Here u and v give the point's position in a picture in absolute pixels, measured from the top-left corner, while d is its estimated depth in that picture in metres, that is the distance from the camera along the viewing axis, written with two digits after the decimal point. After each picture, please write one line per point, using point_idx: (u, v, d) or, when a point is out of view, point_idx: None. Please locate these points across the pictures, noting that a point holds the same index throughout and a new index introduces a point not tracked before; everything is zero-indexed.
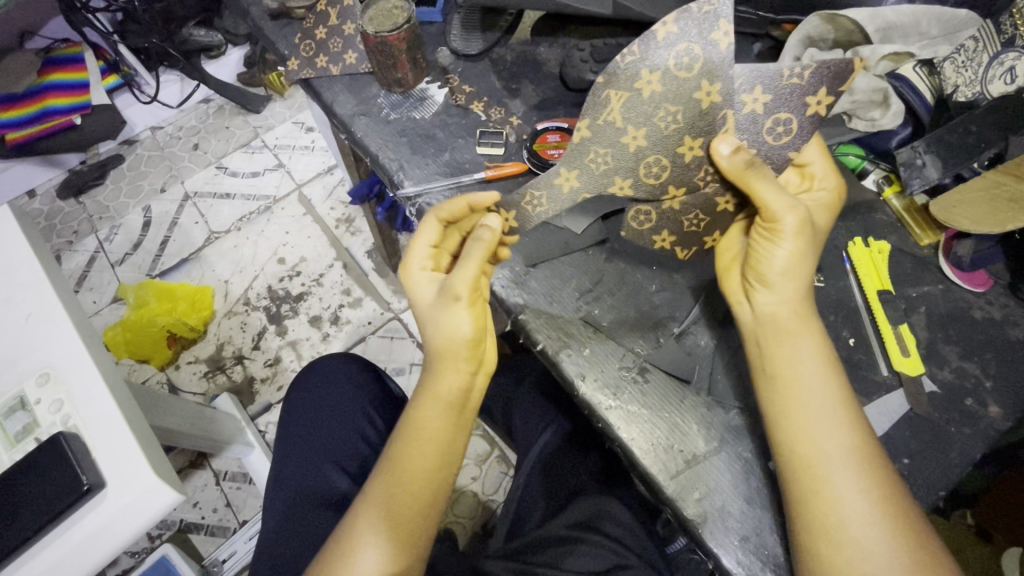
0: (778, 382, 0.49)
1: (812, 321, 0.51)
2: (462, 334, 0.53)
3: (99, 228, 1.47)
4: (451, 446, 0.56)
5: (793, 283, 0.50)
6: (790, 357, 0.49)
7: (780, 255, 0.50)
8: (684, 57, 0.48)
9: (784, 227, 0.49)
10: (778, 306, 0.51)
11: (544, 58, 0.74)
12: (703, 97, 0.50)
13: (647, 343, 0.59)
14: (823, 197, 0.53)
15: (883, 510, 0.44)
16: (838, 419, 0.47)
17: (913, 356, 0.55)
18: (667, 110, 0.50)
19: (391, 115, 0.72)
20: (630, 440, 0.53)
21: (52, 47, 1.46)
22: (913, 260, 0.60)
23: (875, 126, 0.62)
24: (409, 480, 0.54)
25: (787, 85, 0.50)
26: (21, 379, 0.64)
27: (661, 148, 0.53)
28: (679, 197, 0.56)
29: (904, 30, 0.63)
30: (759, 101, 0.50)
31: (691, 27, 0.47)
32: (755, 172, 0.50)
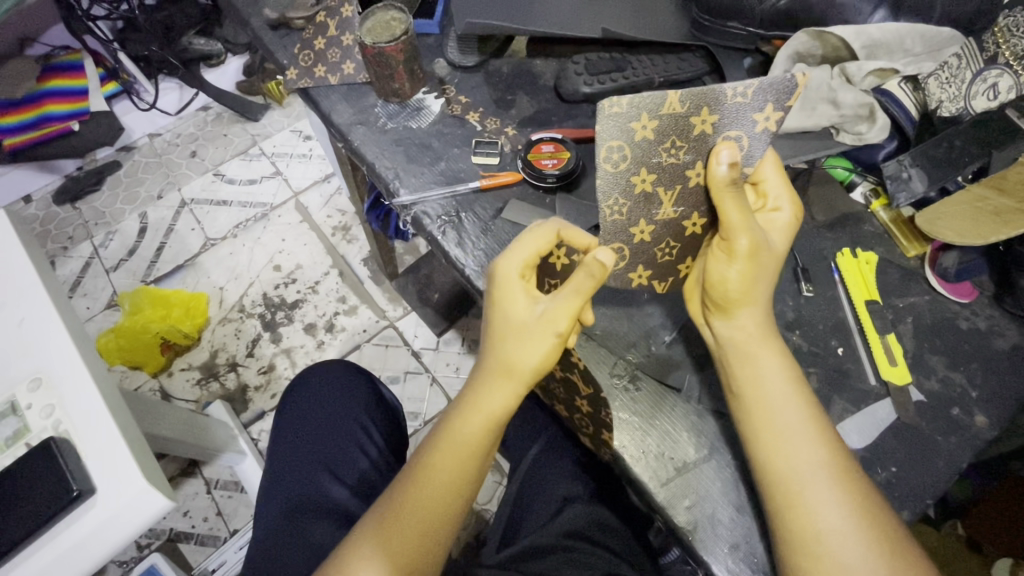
0: (747, 398, 0.50)
1: (772, 337, 0.51)
2: (537, 364, 0.50)
3: (94, 234, 1.47)
4: (468, 486, 0.53)
5: (748, 307, 0.51)
6: (751, 376, 0.50)
7: (733, 280, 0.50)
8: (643, 130, 0.50)
9: (735, 251, 0.50)
10: (737, 332, 0.51)
11: (539, 70, 0.76)
12: (647, 132, 0.51)
13: (639, 350, 0.59)
14: (782, 216, 0.53)
15: (860, 522, 0.44)
16: (810, 435, 0.47)
17: (901, 365, 0.56)
18: (635, 176, 0.53)
19: (388, 124, 0.73)
20: (621, 447, 0.53)
21: (52, 53, 1.45)
22: (901, 272, 0.61)
23: (862, 139, 0.62)
24: (418, 514, 0.51)
25: (734, 104, 0.51)
26: (13, 384, 0.64)
27: (617, 189, 0.53)
28: (648, 228, 0.56)
29: (889, 48, 0.64)
30: (708, 121, 0.51)
31: (642, 103, 0.49)
32: (733, 191, 0.50)
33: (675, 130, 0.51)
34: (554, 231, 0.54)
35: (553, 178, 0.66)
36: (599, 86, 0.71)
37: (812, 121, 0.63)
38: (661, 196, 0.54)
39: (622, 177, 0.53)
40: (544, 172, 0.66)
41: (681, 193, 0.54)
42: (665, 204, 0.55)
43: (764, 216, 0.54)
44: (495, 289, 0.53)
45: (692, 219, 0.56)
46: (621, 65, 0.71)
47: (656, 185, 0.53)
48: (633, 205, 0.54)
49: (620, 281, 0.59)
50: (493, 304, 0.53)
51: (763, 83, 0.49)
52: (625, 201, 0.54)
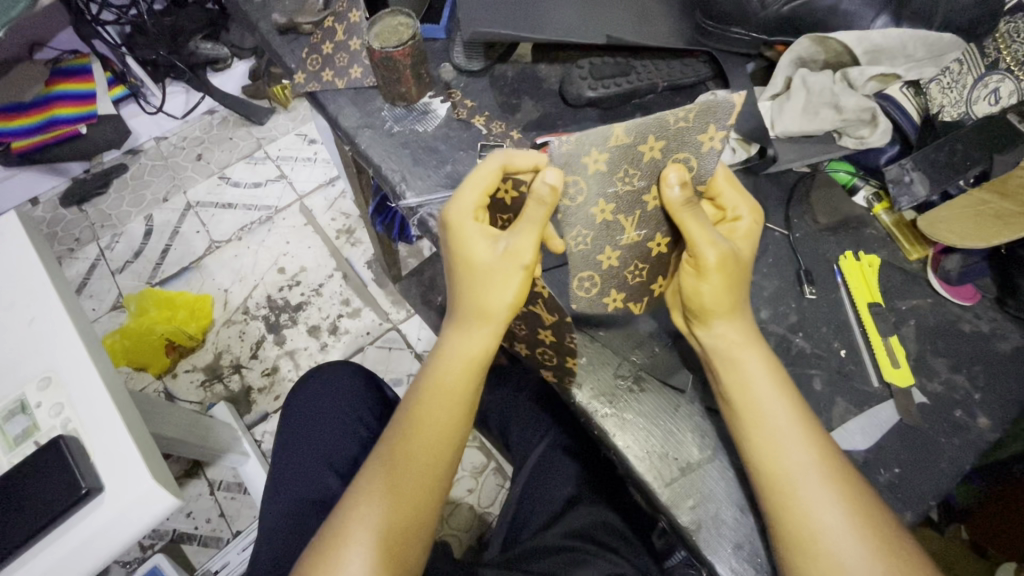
0: (737, 404, 0.50)
1: (755, 341, 0.52)
2: (507, 300, 0.52)
3: (100, 236, 1.49)
4: (456, 434, 0.55)
5: (727, 317, 0.51)
6: (739, 383, 0.50)
7: (707, 294, 0.51)
8: (596, 166, 0.51)
9: (705, 266, 0.50)
10: (720, 340, 0.52)
11: (544, 74, 0.77)
12: (598, 165, 0.51)
13: (643, 351, 0.60)
14: (743, 224, 0.54)
15: (857, 520, 0.45)
16: (801, 436, 0.48)
17: (903, 367, 0.56)
18: (598, 208, 0.54)
19: (394, 127, 0.74)
20: (625, 447, 0.54)
21: (60, 58, 1.47)
22: (903, 274, 0.62)
23: (864, 143, 0.63)
24: (409, 469, 0.52)
25: (678, 129, 0.50)
26: (22, 383, 0.65)
27: (580, 223, 0.55)
28: (615, 254, 0.57)
29: (891, 53, 0.64)
30: (656, 149, 0.51)
31: (590, 142, 0.50)
32: (690, 210, 0.51)
33: (626, 161, 0.52)
34: (498, 165, 0.52)
35: None
36: (604, 90, 0.71)
37: (814, 126, 0.63)
38: (623, 222, 0.55)
39: (582, 212, 0.54)
40: None
41: (642, 217, 0.55)
42: (628, 228, 0.56)
43: (726, 226, 0.56)
44: (452, 238, 0.53)
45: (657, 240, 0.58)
46: (626, 69, 0.72)
47: (615, 212, 0.54)
48: (596, 235, 0.55)
49: (599, 310, 0.60)
50: (455, 253, 0.54)
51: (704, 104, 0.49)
52: (588, 231, 0.55)
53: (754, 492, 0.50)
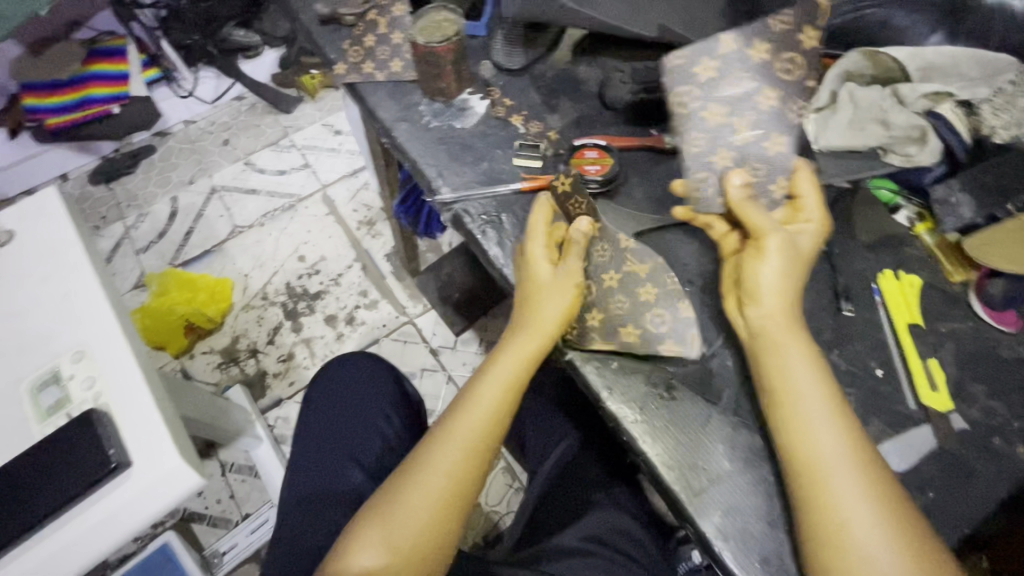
0: (773, 384, 0.51)
1: (798, 328, 0.53)
2: (555, 314, 0.57)
3: (126, 215, 1.51)
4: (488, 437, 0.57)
5: (779, 297, 0.53)
6: (779, 368, 0.51)
7: (766, 271, 0.53)
8: (711, 70, 0.63)
9: (769, 250, 0.53)
10: (768, 319, 0.53)
11: (583, 77, 0.77)
12: (708, 70, 0.63)
13: (675, 359, 0.58)
14: (809, 227, 0.56)
15: (882, 510, 0.45)
16: (832, 424, 0.49)
17: (941, 392, 0.55)
18: (709, 112, 0.62)
19: (432, 122, 0.75)
20: (654, 455, 0.53)
21: (98, 37, 1.54)
22: (943, 296, 0.60)
23: (911, 161, 0.61)
24: (437, 471, 0.55)
25: (777, 31, 0.62)
26: (57, 355, 0.69)
27: (696, 126, 0.63)
28: (727, 155, 0.62)
29: (944, 71, 0.63)
30: (760, 49, 0.62)
31: (697, 55, 0.63)
32: (752, 204, 0.56)
33: (734, 66, 0.62)
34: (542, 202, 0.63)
35: (597, 185, 0.66)
36: (644, 95, 0.72)
37: (860, 140, 0.62)
38: (737, 122, 0.62)
39: (698, 117, 0.63)
40: (589, 178, 0.67)
41: (756, 117, 0.62)
42: (741, 128, 0.62)
43: (793, 226, 0.56)
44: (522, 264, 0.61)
45: (773, 140, 0.62)
46: None
47: (733, 113, 0.62)
48: (705, 138, 0.62)
49: (707, 212, 0.61)
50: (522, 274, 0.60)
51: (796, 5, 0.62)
52: (702, 132, 0.63)
53: (785, 487, 0.50)
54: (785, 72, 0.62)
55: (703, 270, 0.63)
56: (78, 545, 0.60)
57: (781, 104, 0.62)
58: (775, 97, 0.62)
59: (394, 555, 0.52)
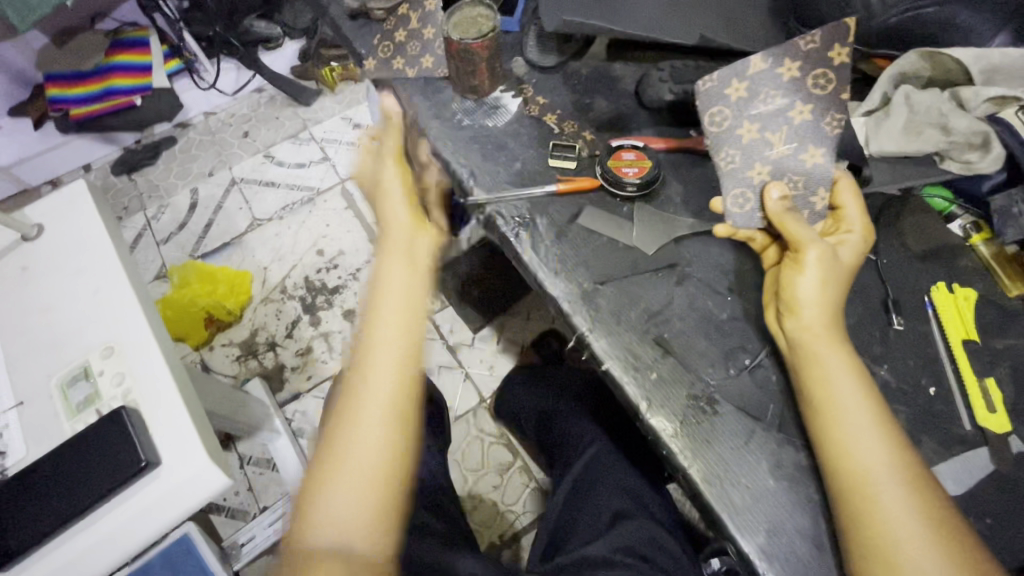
0: (816, 396, 0.50)
1: (840, 339, 0.52)
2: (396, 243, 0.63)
3: (148, 206, 1.52)
4: (394, 389, 0.55)
5: (820, 307, 0.52)
6: (820, 380, 0.50)
7: (804, 284, 0.52)
8: (739, 91, 0.57)
9: (809, 263, 0.52)
10: (809, 329, 0.52)
11: (618, 74, 0.74)
12: (739, 92, 0.57)
13: (717, 373, 0.56)
14: (852, 239, 0.54)
15: (934, 531, 0.44)
16: (878, 440, 0.47)
17: (1000, 412, 0.52)
18: (746, 130, 0.57)
19: (464, 121, 0.73)
20: (694, 470, 0.52)
21: (121, 29, 1.53)
22: (1001, 311, 0.57)
23: (970, 168, 0.58)
24: (347, 438, 0.53)
25: (809, 50, 0.55)
26: (86, 351, 0.69)
27: (727, 144, 0.58)
28: (766, 171, 0.57)
29: (1009, 73, 0.58)
30: (791, 68, 0.56)
31: (728, 76, 0.57)
32: (793, 217, 0.55)
33: (765, 84, 0.56)
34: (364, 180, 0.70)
35: (634, 187, 0.64)
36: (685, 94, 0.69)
37: (915, 146, 0.59)
38: (772, 138, 0.57)
39: (730, 135, 0.58)
40: (626, 179, 0.65)
41: (790, 132, 0.56)
42: (776, 143, 0.57)
43: (835, 238, 0.56)
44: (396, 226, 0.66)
45: (811, 152, 0.56)
46: (707, 74, 0.69)
47: (762, 130, 0.57)
48: (741, 157, 0.58)
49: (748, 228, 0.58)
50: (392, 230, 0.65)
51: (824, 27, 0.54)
52: (736, 151, 0.58)
53: (829, 504, 0.49)
54: (820, 88, 0.55)
55: (746, 278, 0.61)
56: (110, 542, 0.60)
57: (817, 120, 0.56)
58: (810, 113, 0.56)
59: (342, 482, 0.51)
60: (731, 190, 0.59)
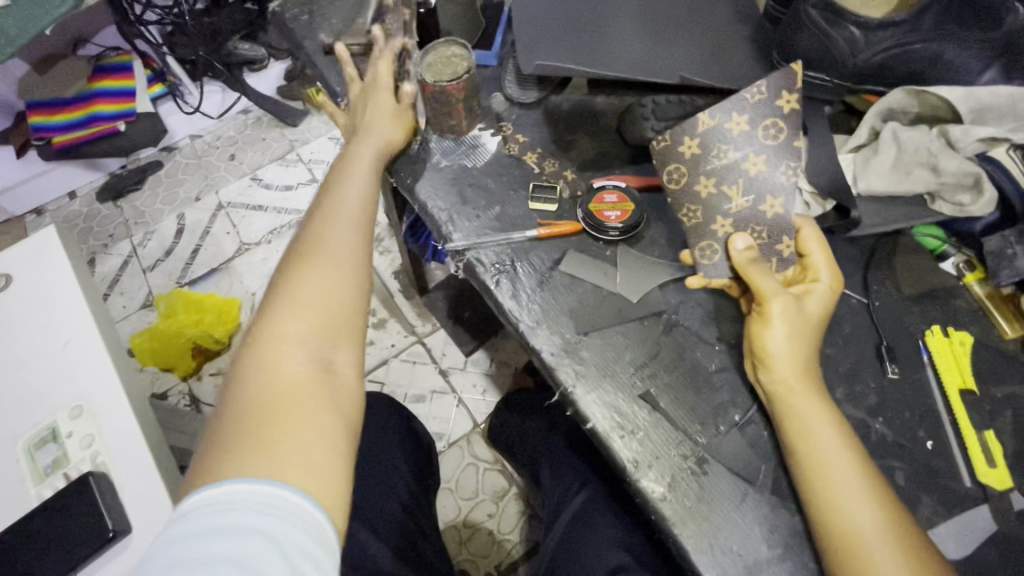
0: (800, 454, 0.48)
1: (818, 390, 0.50)
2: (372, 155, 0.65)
3: (133, 233, 1.49)
4: (349, 258, 0.55)
5: (793, 359, 0.50)
6: (803, 437, 0.48)
7: (771, 338, 0.51)
8: (693, 147, 0.56)
9: (772, 316, 0.51)
10: (786, 381, 0.50)
11: (601, 109, 0.73)
12: (692, 149, 0.56)
13: (706, 430, 0.54)
14: (820, 287, 0.53)
15: None
16: (868, 500, 0.45)
17: (1001, 467, 0.50)
18: (705, 184, 0.57)
19: (442, 161, 0.71)
20: (685, 537, 0.49)
21: (103, 54, 1.51)
22: (999, 355, 0.55)
23: (962, 210, 0.56)
24: (300, 290, 0.51)
25: (757, 102, 0.54)
26: (55, 410, 0.66)
27: (687, 199, 0.58)
28: (727, 223, 0.57)
29: (998, 111, 0.56)
30: (742, 121, 0.55)
31: (680, 134, 0.57)
32: (756, 267, 0.53)
33: (717, 139, 0.56)
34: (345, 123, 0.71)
35: (617, 232, 0.62)
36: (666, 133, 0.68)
37: (905, 186, 0.57)
38: (729, 191, 0.56)
39: (690, 191, 0.57)
40: (607, 224, 0.63)
41: (748, 183, 0.56)
42: (734, 196, 0.56)
43: (801, 287, 0.54)
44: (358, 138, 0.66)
45: (771, 201, 0.55)
46: (693, 112, 0.67)
47: (718, 185, 0.56)
48: (701, 210, 0.57)
49: (718, 278, 0.57)
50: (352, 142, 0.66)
51: (772, 75, 0.54)
52: (695, 205, 0.57)
53: (825, 572, 0.46)
54: (772, 137, 0.55)
55: (730, 329, 0.59)
56: None
57: (774, 170, 0.55)
58: (764, 164, 0.55)
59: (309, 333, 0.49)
60: (698, 244, 0.58)
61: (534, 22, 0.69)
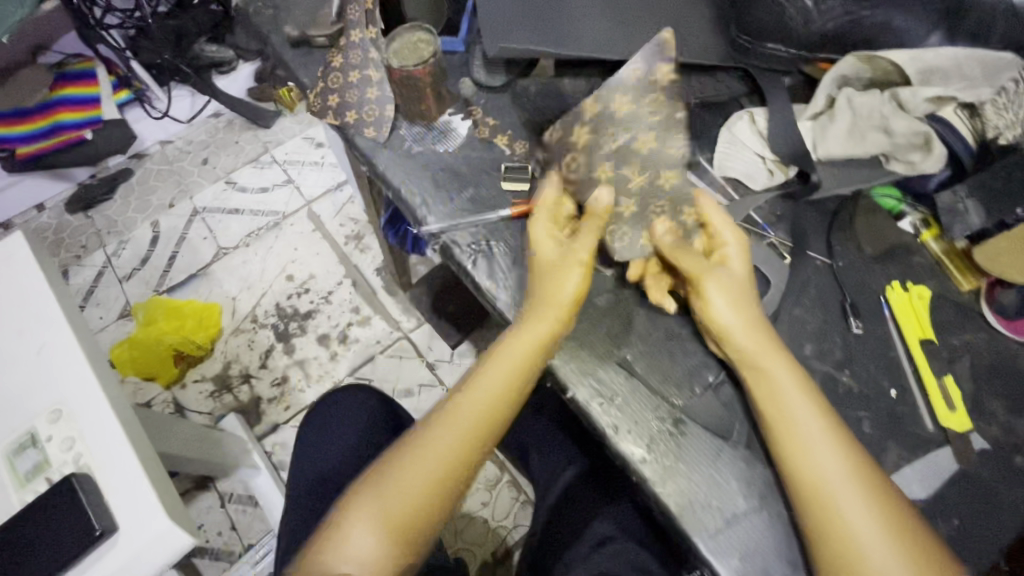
0: (768, 410, 0.50)
1: (780, 350, 0.52)
2: (566, 291, 0.55)
3: (107, 243, 1.47)
4: (455, 466, 0.52)
5: (748, 326, 0.52)
6: (769, 393, 0.50)
7: (717, 313, 0.52)
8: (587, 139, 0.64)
9: (711, 293, 0.52)
10: (747, 347, 0.51)
11: (568, 91, 0.73)
12: (584, 140, 0.64)
13: (682, 393, 0.55)
14: (732, 249, 0.55)
15: (893, 538, 0.44)
16: (832, 448, 0.47)
17: (960, 410, 0.53)
18: (605, 168, 0.63)
19: (414, 147, 0.71)
20: (665, 495, 0.51)
21: (64, 61, 1.45)
22: (955, 307, 0.58)
23: (913, 168, 0.58)
24: (401, 482, 0.50)
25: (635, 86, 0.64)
26: (32, 416, 0.64)
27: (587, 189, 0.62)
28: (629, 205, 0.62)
29: (945, 73, 0.59)
30: (625, 106, 0.64)
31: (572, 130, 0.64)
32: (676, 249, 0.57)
33: (608, 125, 0.63)
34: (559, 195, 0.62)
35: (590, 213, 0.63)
36: None
37: (861, 149, 0.59)
38: (627, 172, 0.63)
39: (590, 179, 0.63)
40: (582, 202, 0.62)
41: (644, 161, 0.63)
42: (633, 175, 0.62)
43: (717, 254, 0.55)
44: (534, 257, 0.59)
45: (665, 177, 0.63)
46: None
47: (615, 170, 0.63)
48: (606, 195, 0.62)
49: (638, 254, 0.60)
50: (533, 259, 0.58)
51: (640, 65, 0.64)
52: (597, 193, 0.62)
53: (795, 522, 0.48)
54: (654, 115, 0.63)
55: None
56: None
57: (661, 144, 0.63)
58: (653, 139, 0.63)
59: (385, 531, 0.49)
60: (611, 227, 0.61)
61: (496, 4, 0.70)
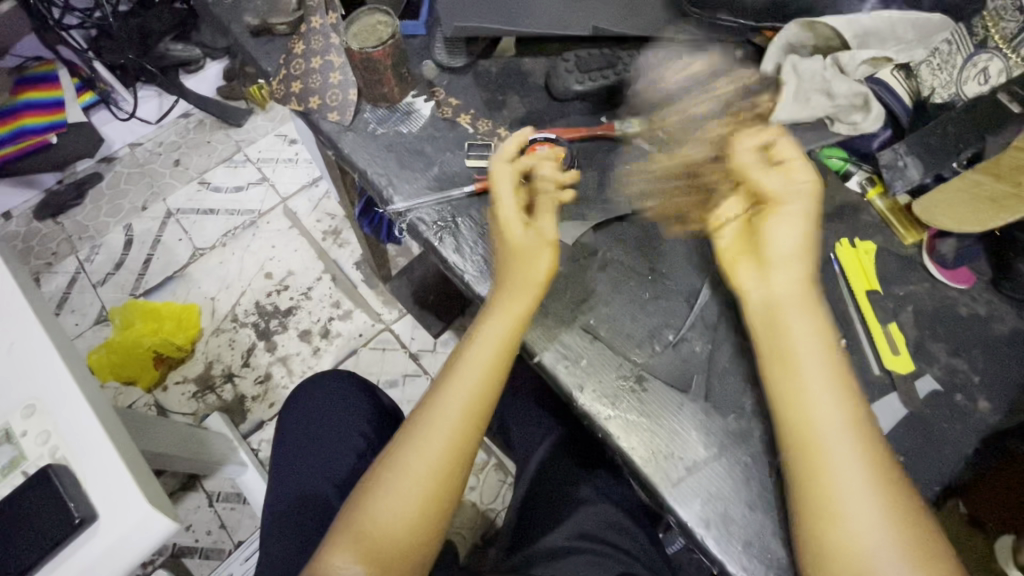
0: (774, 355, 0.51)
1: (814, 300, 0.52)
2: (535, 275, 0.56)
3: (79, 249, 1.45)
4: (443, 463, 0.54)
5: (799, 275, 0.52)
6: (788, 341, 0.51)
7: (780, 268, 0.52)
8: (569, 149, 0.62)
9: (789, 247, 0.52)
10: (787, 290, 0.52)
11: (529, 69, 0.74)
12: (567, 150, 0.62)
13: (643, 351, 0.58)
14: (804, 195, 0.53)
15: (869, 473, 0.46)
16: (836, 394, 0.49)
17: (903, 355, 0.56)
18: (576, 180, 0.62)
19: (378, 130, 0.72)
20: (630, 449, 0.53)
21: (25, 65, 1.44)
22: (899, 259, 0.61)
23: (856, 129, 0.62)
24: (392, 489, 0.53)
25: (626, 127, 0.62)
26: (8, 411, 0.63)
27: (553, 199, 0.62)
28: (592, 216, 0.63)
29: (881, 36, 0.64)
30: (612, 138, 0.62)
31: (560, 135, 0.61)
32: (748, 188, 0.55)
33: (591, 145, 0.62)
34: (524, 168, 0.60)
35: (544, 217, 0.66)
36: (591, 83, 0.70)
37: (807, 112, 0.62)
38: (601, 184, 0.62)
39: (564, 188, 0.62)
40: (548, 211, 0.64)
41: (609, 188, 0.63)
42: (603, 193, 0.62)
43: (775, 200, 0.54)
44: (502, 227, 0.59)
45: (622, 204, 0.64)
46: (613, 60, 0.70)
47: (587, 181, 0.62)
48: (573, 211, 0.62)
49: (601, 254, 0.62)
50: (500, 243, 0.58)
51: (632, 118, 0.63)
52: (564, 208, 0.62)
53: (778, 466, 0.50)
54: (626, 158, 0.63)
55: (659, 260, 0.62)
56: None
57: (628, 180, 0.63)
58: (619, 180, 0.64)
59: (381, 539, 0.52)
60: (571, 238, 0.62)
61: None
